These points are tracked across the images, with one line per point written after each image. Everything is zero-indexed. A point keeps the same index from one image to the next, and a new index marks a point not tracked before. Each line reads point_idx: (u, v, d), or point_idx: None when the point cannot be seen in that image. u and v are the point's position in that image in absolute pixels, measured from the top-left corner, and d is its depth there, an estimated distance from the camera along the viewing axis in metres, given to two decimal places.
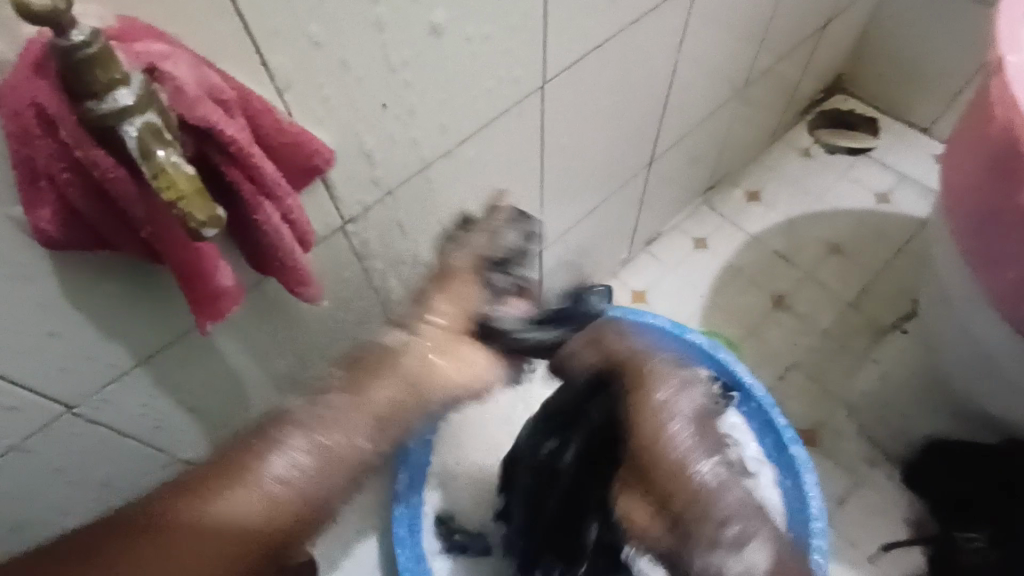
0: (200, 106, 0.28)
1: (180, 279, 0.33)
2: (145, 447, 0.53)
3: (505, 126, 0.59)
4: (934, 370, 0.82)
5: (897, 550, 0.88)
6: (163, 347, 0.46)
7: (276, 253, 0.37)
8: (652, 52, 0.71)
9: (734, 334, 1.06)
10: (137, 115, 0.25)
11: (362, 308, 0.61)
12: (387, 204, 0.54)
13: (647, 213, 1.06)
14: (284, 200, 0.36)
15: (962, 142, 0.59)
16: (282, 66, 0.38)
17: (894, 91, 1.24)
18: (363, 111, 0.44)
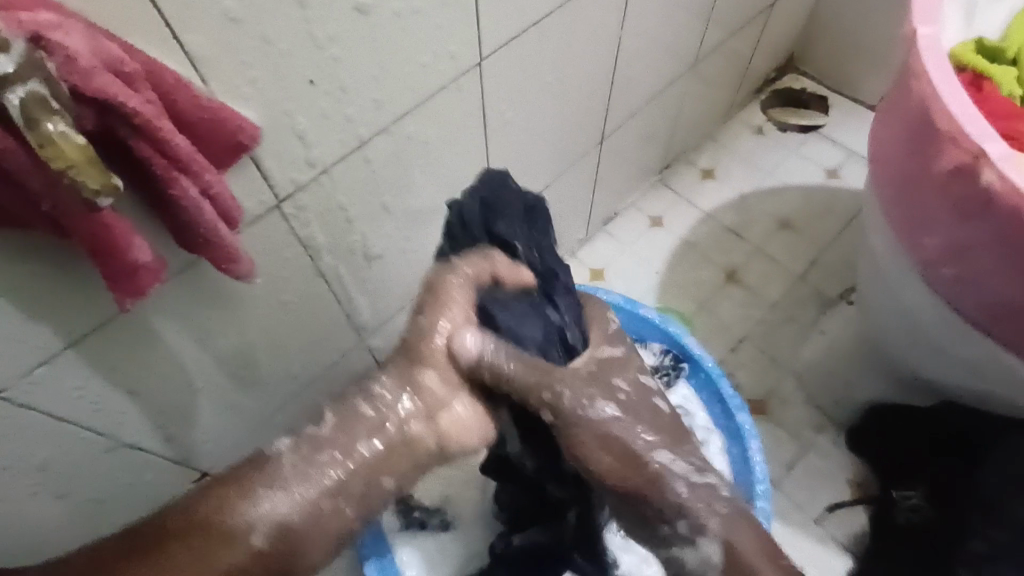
0: (96, 77, 0.28)
1: (95, 256, 0.33)
2: (84, 431, 0.53)
3: (445, 102, 0.59)
4: (872, 338, 0.85)
5: (841, 513, 0.92)
6: (93, 328, 0.45)
7: (199, 228, 0.37)
8: (595, 30, 0.71)
9: (689, 309, 1.09)
10: (19, 83, 0.25)
11: (308, 288, 0.61)
12: (324, 182, 0.53)
13: (603, 191, 1.08)
14: (202, 175, 0.36)
15: (888, 113, 0.60)
16: (198, 44, 0.37)
17: (843, 69, 1.27)
18: (289, 89, 0.44)
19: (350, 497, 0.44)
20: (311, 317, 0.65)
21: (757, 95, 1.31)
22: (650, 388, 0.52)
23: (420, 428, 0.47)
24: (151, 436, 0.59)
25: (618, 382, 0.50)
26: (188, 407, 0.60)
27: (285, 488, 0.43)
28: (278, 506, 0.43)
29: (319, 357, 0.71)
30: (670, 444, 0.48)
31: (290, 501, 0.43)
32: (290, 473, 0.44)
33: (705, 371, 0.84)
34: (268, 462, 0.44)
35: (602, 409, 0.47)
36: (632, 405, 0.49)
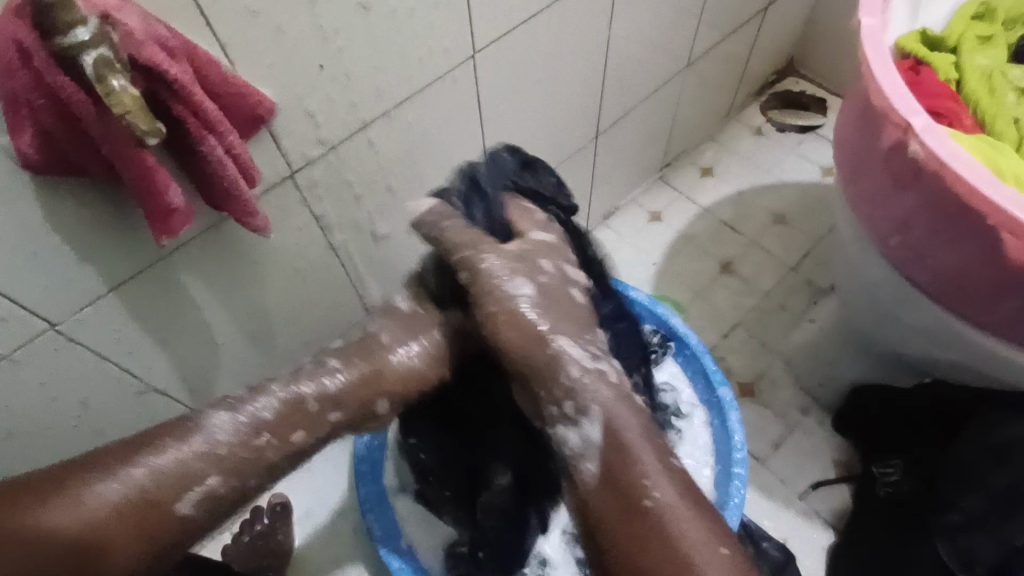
0: (145, 47, 0.36)
1: (139, 197, 0.40)
2: (121, 372, 0.60)
3: (442, 90, 0.66)
4: (853, 322, 0.89)
5: (823, 489, 0.96)
6: (133, 274, 0.53)
7: (222, 182, 0.45)
8: (583, 29, 0.78)
9: (684, 297, 1.14)
10: (91, 48, 0.32)
11: (319, 256, 0.68)
12: (333, 158, 0.60)
13: (601, 185, 1.14)
14: (227, 135, 0.43)
15: (847, 99, 0.65)
16: (226, 31, 0.45)
17: (840, 72, 1.32)
18: (301, 73, 0.52)
19: (263, 471, 0.49)
20: (324, 285, 0.72)
21: (756, 98, 1.37)
22: (569, 280, 0.55)
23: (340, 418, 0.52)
24: (178, 384, 0.66)
25: (545, 266, 0.55)
26: (212, 361, 0.68)
27: (221, 459, 0.47)
28: (212, 475, 0.47)
29: (330, 325, 0.79)
30: (575, 334, 0.51)
31: (220, 473, 0.47)
32: (230, 445, 0.48)
33: (691, 349, 0.89)
34: (194, 422, 0.48)
35: (515, 288, 0.51)
36: (551, 289, 0.53)
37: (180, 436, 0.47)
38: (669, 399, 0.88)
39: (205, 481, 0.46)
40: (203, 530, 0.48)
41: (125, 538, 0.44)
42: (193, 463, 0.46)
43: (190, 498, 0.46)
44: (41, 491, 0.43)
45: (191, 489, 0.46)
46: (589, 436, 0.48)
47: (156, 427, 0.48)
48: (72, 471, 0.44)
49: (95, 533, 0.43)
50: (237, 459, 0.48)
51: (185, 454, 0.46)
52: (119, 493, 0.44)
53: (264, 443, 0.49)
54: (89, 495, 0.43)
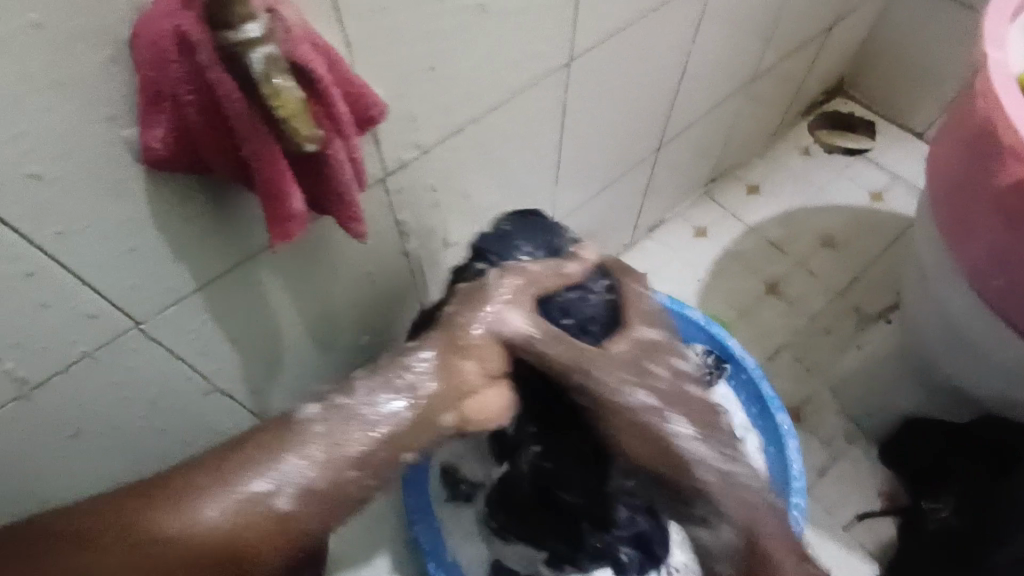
0: (301, 45, 0.34)
1: (262, 200, 0.38)
2: (192, 371, 0.57)
3: (532, 97, 0.64)
4: (913, 354, 0.88)
5: (868, 520, 0.95)
6: (220, 273, 0.50)
7: (338, 187, 0.43)
8: (668, 40, 0.76)
9: (730, 317, 1.12)
10: (261, 46, 0.30)
11: (391, 260, 0.66)
12: (423, 162, 0.58)
13: (653, 198, 1.12)
14: (349, 139, 0.41)
15: (948, 132, 0.64)
16: (353, 26, 0.43)
17: (892, 96, 1.30)
18: (413, 73, 0.49)
19: (362, 463, 0.44)
20: (392, 288, 0.70)
21: (805, 116, 1.35)
22: (685, 375, 0.54)
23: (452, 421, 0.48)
24: (242, 385, 0.64)
25: (657, 371, 0.53)
26: (276, 363, 0.65)
27: (313, 451, 0.43)
28: (303, 469, 0.42)
29: (390, 329, 0.76)
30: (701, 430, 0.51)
31: (313, 465, 0.43)
32: (320, 436, 0.44)
33: (746, 373, 0.87)
34: (294, 427, 0.44)
35: (632, 397, 0.50)
36: (669, 395, 0.52)
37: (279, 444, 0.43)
38: None
39: (297, 475, 0.42)
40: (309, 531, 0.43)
41: (229, 541, 0.40)
42: (296, 474, 0.42)
43: (282, 494, 0.42)
44: (144, 506, 0.40)
45: (283, 485, 0.42)
46: (726, 535, 0.48)
47: (254, 430, 0.45)
48: (173, 484, 0.41)
49: (206, 550, 0.40)
50: (328, 454, 0.43)
51: (284, 467, 0.42)
52: (223, 509, 0.40)
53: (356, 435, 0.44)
54: (188, 503, 0.40)
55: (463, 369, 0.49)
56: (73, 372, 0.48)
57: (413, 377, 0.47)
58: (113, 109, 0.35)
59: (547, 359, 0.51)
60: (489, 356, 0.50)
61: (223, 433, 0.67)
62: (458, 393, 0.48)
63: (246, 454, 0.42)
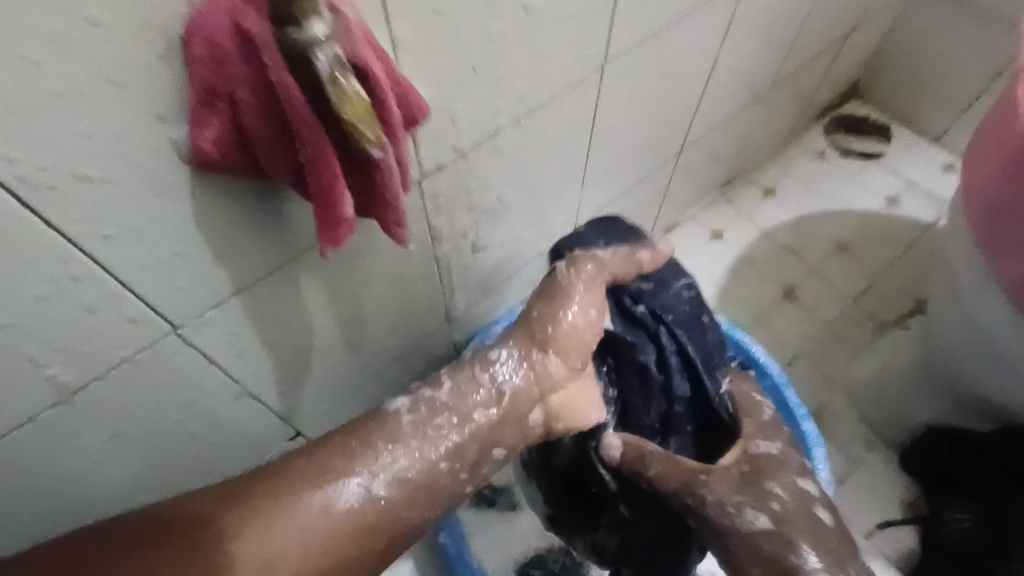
0: (360, 46, 0.33)
1: (314, 205, 0.37)
2: (225, 378, 0.56)
3: (568, 100, 0.62)
4: (938, 363, 0.87)
5: (889, 529, 0.95)
6: (260, 277, 0.49)
7: (385, 192, 0.42)
8: (699, 45, 0.75)
9: (747, 321, 1.12)
10: (325, 45, 0.30)
11: (422, 265, 0.65)
12: (460, 166, 0.57)
13: (669, 201, 1.11)
14: (399, 143, 0.40)
15: (987, 140, 0.63)
16: (403, 29, 0.42)
17: (908, 101, 1.30)
18: (457, 75, 0.48)
19: (452, 454, 0.49)
20: (419, 292, 0.69)
21: (819, 120, 1.34)
22: (811, 500, 0.52)
23: (538, 417, 0.53)
24: (273, 390, 0.62)
25: (774, 491, 0.52)
26: (306, 368, 0.64)
27: (407, 444, 0.47)
28: (401, 461, 0.47)
29: (414, 332, 0.75)
30: (837, 569, 0.48)
31: (408, 456, 0.47)
32: (410, 430, 0.48)
33: (771, 379, 0.86)
34: (386, 418, 0.49)
35: (752, 521, 0.50)
36: (787, 519, 0.50)
37: (379, 437, 0.47)
38: None
39: (396, 465, 0.46)
40: (404, 521, 0.47)
41: (339, 529, 0.44)
42: (392, 464, 0.46)
43: (380, 484, 0.46)
44: (249, 498, 0.43)
45: (381, 475, 0.46)
46: None
47: (341, 427, 0.48)
48: (275, 476, 0.44)
49: (319, 538, 0.43)
50: (423, 447, 0.48)
51: (382, 461, 0.46)
52: (331, 499, 0.44)
53: (443, 427, 0.49)
54: (291, 497, 0.43)
55: (548, 366, 0.53)
56: (110, 381, 0.46)
57: (502, 376, 0.51)
58: (167, 110, 0.34)
59: (660, 474, 0.55)
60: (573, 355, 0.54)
61: (251, 438, 0.66)
62: (543, 392, 0.53)
63: (343, 448, 0.46)
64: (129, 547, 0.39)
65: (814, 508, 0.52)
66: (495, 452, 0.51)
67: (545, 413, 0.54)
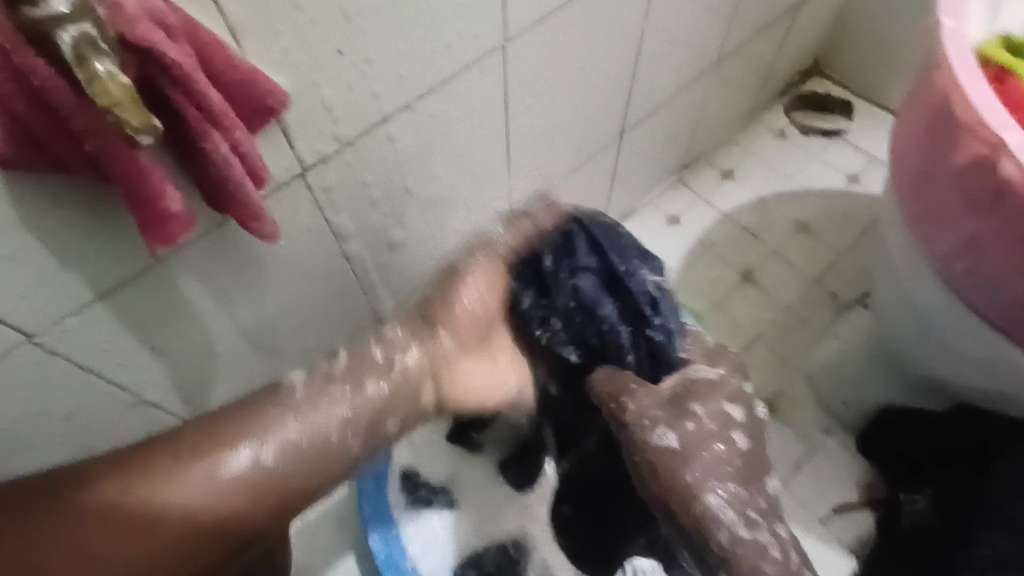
0: (139, 25, 0.30)
1: (131, 200, 0.35)
2: (107, 385, 0.54)
3: (468, 82, 0.60)
4: (887, 341, 0.85)
5: (845, 513, 0.92)
6: (123, 280, 0.47)
7: (226, 184, 0.39)
8: (618, 21, 0.72)
9: (703, 307, 1.09)
10: (71, 23, 0.27)
11: (329, 262, 0.63)
12: (348, 156, 0.55)
13: (621, 186, 1.08)
14: (233, 131, 0.37)
15: (909, 108, 0.60)
16: (235, 9, 0.39)
17: (868, 75, 1.26)
18: (318, 59, 0.45)
19: (342, 426, 0.55)
20: (333, 290, 0.67)
21: (780, 98, 1.31)
22: (729, 422, 0.68)
23: (429, 395, 0.61)
24: (172, 396, 0.60)
25: (694, 412, 0.67)
26: (210, 372, 0.62)
27: (300, 413, 0.54)
28: (293, 429, 0.53)
29: (336, 332, 0.73)
30: (730, 492, 0.61)
31: (300, 425, 0.53)
32: (303, 399, 0.54)
33: None
34: (283, 389, 0.55)
35: (660, 438, 0.62)
36: (694, 438, 0.64)
37: (276, 407, 0.53)
38: None
39: (287, 435, 0.52)
40: (298, 487, 0.53)
41: (231, 494, 0.50)
42: (283, 435, 0.52)
43: (269, 453, 0.52)
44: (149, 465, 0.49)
45: (273, 445, 0.52)
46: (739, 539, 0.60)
47: (248, 399, 0.55)
48: (177, 444, 0.50)
49: (210, 498, 0.49)
50: (314, 415, 0.54)
51: (278, 431, 0.52)
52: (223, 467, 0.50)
53: (339, 395, 0.55)
54: (189, 462, 0.49)
55: (440, 341, 0.62)
56: None
57: (392, 351, 0.59)
58: None
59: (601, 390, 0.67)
60: (455, 326, 0.63)
61: None
62: (433, 366, 0.61)
63: (245, 422, 0.52)
64: (34, 514, 0.46)
65: (730, 431, 0.67)
66: (389, 423, 0.58)
67: (436, 391, 0.61)
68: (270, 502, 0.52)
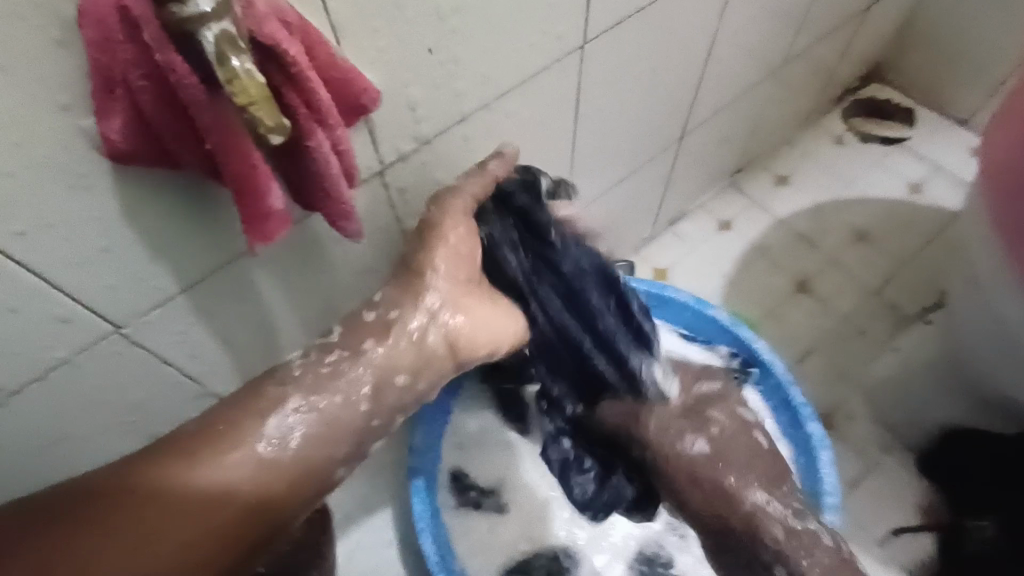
0: (266, 22, 0.31)
1: (236, 197, 0.34)
2: (182, 376, 0.54)
3: (544, 83, 0.59)
4: (959, 360, 0.81)
5: (903, 535, 0.89)
6: (206, 275, 0.47)
7: (323, 182, 0.38)
8: (692, 22, 0.71)
9: (756, 315, 1.06)
10: (213, 21, 0.27)
11: (395, 260, 0.62)
12: (425, 155, 0.54)
13: (674, 189, 1.06)
14: (335, 129, 0.37)
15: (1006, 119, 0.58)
16: (339, 7, 0.39)
17: (934, 81, 1.22)
18: (409, 56, 0.45)
19: (348, 388, 0.47)
20: None
21: (839, 103, 1.27)
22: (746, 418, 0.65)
23: (443, 350, 0.52)
24: (239, 388, 0.60)
25: (715, 416, 0.62)
26: (276, 367, 0.62)
27: (306, 388, 0.46)
28: (297, 405, 0.45)
29: None
30: (767, 487, 0.59)
31: (309, 401, 0.46)
32: (302, 372, 0.47)
33: (775, 377, 0.80)
34: (282, 369, 0.47)
35: (692, 444, 0.60)
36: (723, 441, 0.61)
37: (286, 386, 0.46)
38: None
39: (292, 415, 0.45)
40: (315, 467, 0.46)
41: (251, 481, 0.43)
42: (298, 414, 0.45)
43: (277, 440, 0.44)
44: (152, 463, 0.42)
45: (281, 432, 0.44)
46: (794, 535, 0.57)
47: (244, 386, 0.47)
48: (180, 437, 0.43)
49: (228, 494, 0.42)
50: (321, 395, 0.46)
51: (289, 411, 0.45)
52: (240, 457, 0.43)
53: (339, 360, 0.48)
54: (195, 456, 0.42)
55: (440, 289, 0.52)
56: (50, 378, 0.45)
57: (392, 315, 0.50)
58: (70, 98, 0.32)
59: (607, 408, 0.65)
60: (454, 271, 0.53)
61: None
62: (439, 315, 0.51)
63: (246, 406, 0.45)
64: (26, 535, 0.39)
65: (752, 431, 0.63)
66: (398, 379, 0.49)
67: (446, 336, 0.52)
68: (294, 495, 0.45)
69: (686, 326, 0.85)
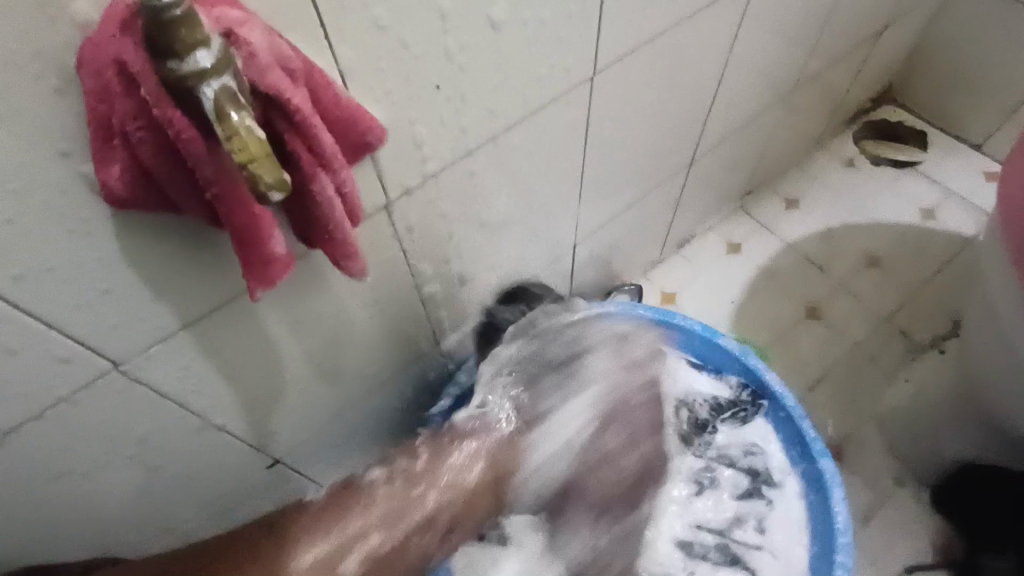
0: (269, 72, 0.30)
1: (237, 245, 0.34)
2: (183, 411, 0.53)
3: (553, 115, 0.58)
4: (975, 395, 0.80)
5: (920, 573, 0.86)
6: (207, 313, 0.46)
7: (327, 225, 0.37)
8: (702, 52, 0.70)
9: (765, 342, 1.05)
10: (214, 78, 0.27)
11: (398, 292, 0.62)
12: (431, 189, 0.53)
13: (683, 214, 1.04)
14: (340, 171, 0.36)
15: None
16: (345, 50, 0.38)
17: (945, 104, 1.21)
18: (416, 95, 0.44)
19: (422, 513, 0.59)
20: (401, 319, 0.66)
21: (849, 125, 1.25)
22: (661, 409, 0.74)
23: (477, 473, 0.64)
24: (239, 421, 0.59)
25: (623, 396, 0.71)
26: (277, 399, 0.61)
27: (388, 496, 0.58)
28: (374, 537, 0.55)
29: (396, 356, 0.71)
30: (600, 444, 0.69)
31: (381, 529, 0.56)
32: (383, 499, 0.57)
33: (786, 410, 0.76)
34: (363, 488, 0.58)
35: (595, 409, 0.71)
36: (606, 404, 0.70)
37: (354, 508, 0.56)
38: (756, 464, 0.77)
39: (369, 540, 0.55)
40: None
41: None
42: (363, 537, 0.55)
43: (355, 556, 0.53)
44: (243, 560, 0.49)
45: (356, 548, 0.54)
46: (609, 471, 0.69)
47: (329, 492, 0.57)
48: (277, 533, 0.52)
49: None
50: (401, 499, 0.58)
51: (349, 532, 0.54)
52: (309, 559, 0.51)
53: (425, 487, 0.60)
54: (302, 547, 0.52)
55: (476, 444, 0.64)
56: (46, 419, 0.44)
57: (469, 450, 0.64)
58: (70, 144, 0.31)
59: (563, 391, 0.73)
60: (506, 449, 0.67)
61: (216, 471, 0.63)
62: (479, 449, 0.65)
63: (339, 505, 0.56)
64: None
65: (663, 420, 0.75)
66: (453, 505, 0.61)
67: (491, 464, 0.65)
68: None
69: (694, 354, 0.82)
